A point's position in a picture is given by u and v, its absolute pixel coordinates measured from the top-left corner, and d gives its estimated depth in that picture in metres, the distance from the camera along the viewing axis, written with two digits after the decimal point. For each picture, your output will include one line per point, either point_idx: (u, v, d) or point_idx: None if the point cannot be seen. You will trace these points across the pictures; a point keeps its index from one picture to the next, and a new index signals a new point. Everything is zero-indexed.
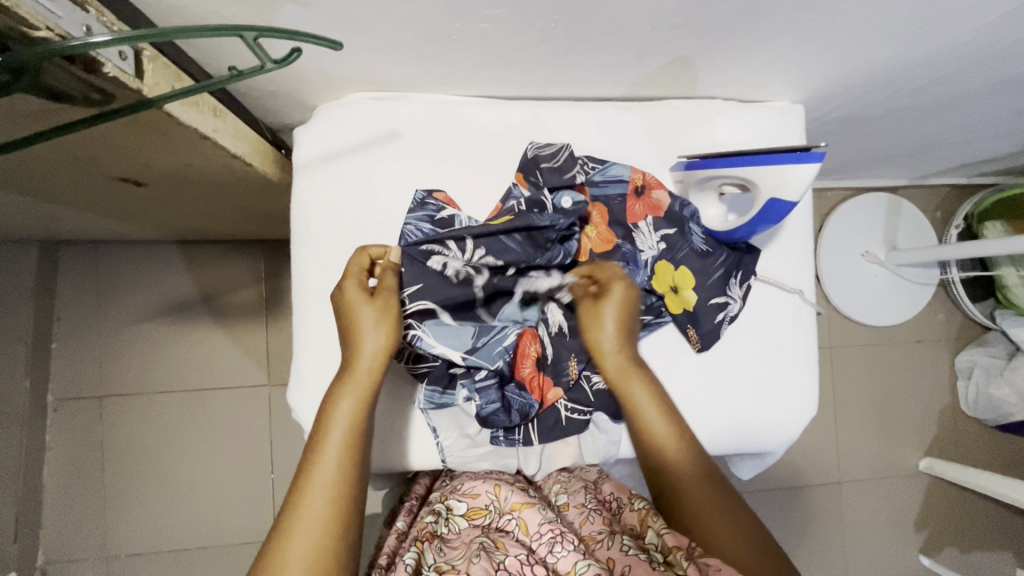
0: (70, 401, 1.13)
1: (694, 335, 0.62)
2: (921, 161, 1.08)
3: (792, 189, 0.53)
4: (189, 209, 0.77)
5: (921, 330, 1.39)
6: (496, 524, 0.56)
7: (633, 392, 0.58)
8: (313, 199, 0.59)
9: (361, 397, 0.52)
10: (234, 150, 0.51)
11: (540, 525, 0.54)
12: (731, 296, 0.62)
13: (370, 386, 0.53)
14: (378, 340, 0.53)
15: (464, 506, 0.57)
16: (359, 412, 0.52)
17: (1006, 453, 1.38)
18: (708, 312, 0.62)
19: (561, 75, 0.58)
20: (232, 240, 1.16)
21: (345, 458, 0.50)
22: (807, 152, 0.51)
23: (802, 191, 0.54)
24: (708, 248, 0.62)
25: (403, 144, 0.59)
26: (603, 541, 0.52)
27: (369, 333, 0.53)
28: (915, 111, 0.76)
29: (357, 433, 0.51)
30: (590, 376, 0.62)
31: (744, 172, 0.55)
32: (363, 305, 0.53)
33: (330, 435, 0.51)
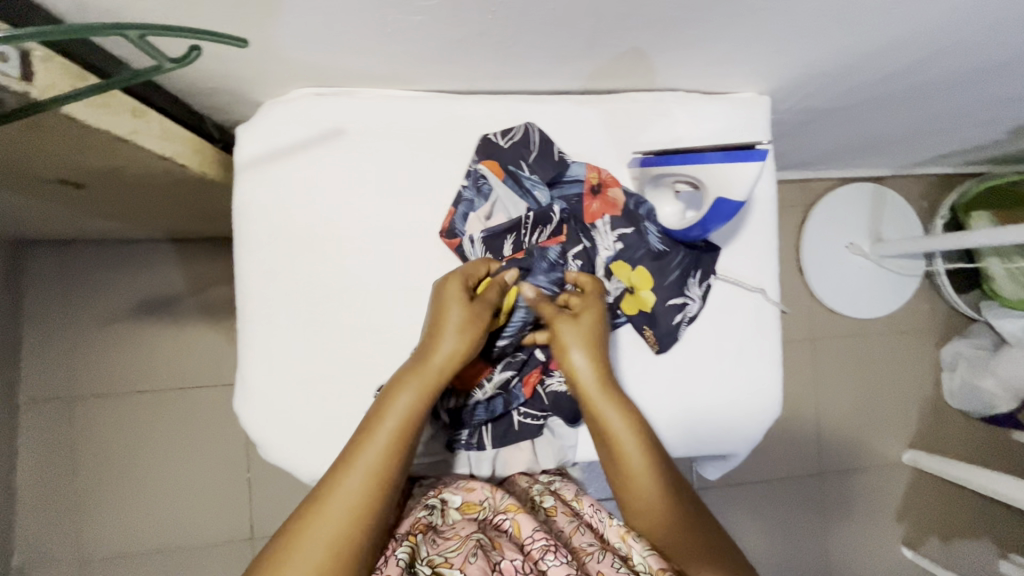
0: (42, 403, 1.11)
1: (651, 335, 0.60)
2: (904, 150, 1.05)
3: (740, 189, 0.51)
4: (143, 209, 0.75)
5: (906, 321, 1.37)
6: (490, 522, 0.55)
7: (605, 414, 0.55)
8: (256, 200, 0.57)
9: (416, 397, 0.51)
10: (162, 152, 0.49)
11: (535, 531, 0.52)
12: (690, 296, 0.60)
13: (428, 384, 0.51)
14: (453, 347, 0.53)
15: (459, 500, 0.56)
16: (414, 413, 0.50)
17: (991, 444, 1.37)
18: (664, 313, 0.60)
19: (513, 68, 0.56)
20: (202, 238, 1.14)
21: (389, 456, 0.48)
22: (753, 151, 0.50)
23: (751, 191, 0.52)
24: (664, 247, 0.60)
25: (348, 141, 0.57)
26: (595, 555, 0.51)
27: (449, 335, 0.53)
28: (889, 100, 0.73)
29: (406, 435, 0.49)
30: (544, 379, 0.61)
31: (692, 171, 0.53)
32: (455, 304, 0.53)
33: (381, 428, 0.49)
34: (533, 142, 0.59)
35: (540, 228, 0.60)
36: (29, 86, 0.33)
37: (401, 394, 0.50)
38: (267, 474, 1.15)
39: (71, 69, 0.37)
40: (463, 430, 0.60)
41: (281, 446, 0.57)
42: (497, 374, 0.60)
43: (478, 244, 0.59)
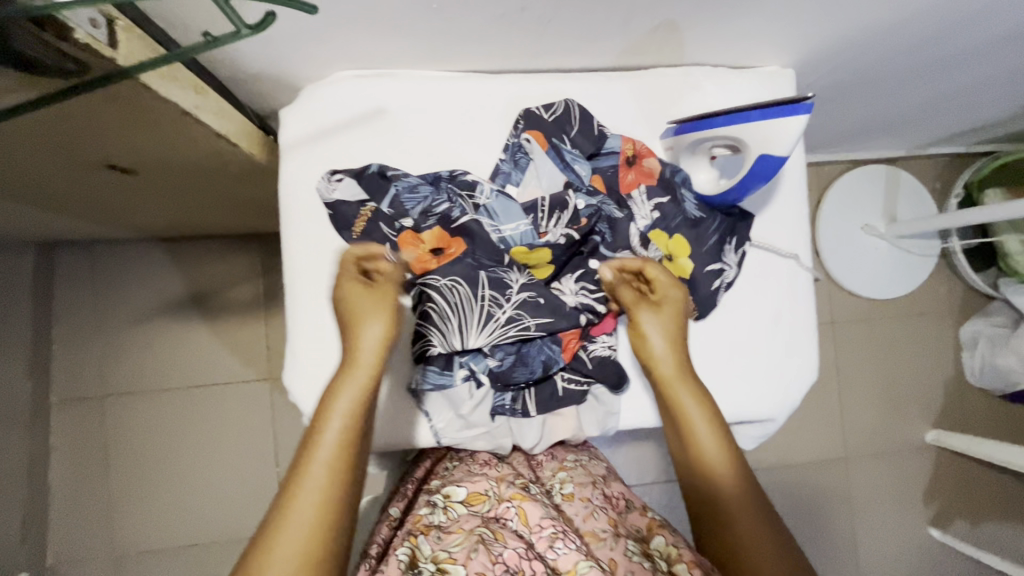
0: (73, 403, 1.13)
1: (691, 302, 0.61)
2: (919, 127, 1.06)
3: (783, 143, 0.52)
4: (181, 201, 0.77)
5: (925, 301, 1.38)
6: (493, 513, 0.54)
7: (679, 394, 0.58)
8: (301, 179, 0.58)
9: (359, 394, 0.52)
10: (218, 128, 0.51)
11: (541, 519, 0.53)
12: (726, 262, 0.61)
13: (371, 380, 0.53)
14: (375, 332, 0.54)
15: (463, 492, 0.56)
16: (357, 409, 0.51)
17: (1015, 424, 1.37)
18: (704, 277, 0.61)
19: (548, 45, 0.57)
20: (228, 237, 1.15)
21: (348, 450, 0.50)
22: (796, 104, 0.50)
23: (793, 144, 0.52)
24: (698, 214, 0.61)
25: (389, 120, 0.58)
26: (606, 543, 0.53)
27: (366, 325, 0.54)
28: (909, 73, 0.75)
29: (358, 434, 0.51)
30: (587, 344, 0.62)
31: (732, 132, 0.54)
32: (359, 294, 0.55)
33: (327, 431, 0.50)
34: (574, 116, 0.60)
35: (558, 211, 0.59)
36: (114, 53, 0.35)
37: (343, 391, 0.51)
38: None
39: (147, 41, 0.38)
40: (507, 397, 0.61)
41: None
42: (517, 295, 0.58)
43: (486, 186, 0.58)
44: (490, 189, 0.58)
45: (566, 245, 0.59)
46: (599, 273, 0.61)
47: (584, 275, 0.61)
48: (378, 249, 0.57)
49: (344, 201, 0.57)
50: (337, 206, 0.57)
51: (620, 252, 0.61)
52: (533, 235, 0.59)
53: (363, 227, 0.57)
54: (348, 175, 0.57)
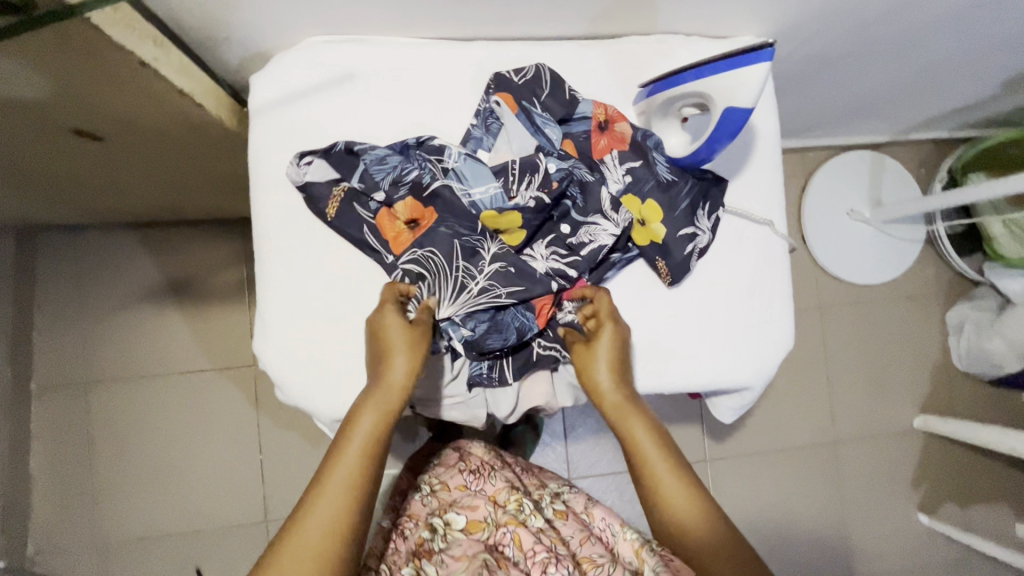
0: (54, 390, 1.12)
1: (664, 267, 0.61)
2: (900, 108, 1.07)
3: (745, 94, 0.52)
4: (157, 176, 0.77)
5: (911, 286, 1.38)
6: (492, 539, 0.63)
7: (634, 426, 0.59)
8: (271, 145, 0.57)
9: (380, 420, 0.53)
10: (180, 86, 0.52)
11: (536, 545, 0.61)
12: (700, 227, 0.61)
13: (395, 406, 0.54)
14: (404, 367, 0.54)
15: (462, 520, 0.64)
16: (378, 433, 0.53)
17: (1003, 408, 1.37)
18: (679, 242, 0.61)
19: (518, 10, 0.57)
20: (212, 222, 1.15)
21: (363, 473, 0.52)
22: (756, 52, 0.50)
23: (757, 96, 0.52)
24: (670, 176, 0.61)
25: (359, 85, 0.58)
26: (602, 566, 0.60)
27: (396, 359, 0.54)
28: (885, 44, 0.75)
29: (375, 458, 0.53)
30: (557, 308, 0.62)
31: (696, 87, 0.54)
32: (394, 325, 0.55)
33: (347, 452, 0.52)
34: (544, 80, 0.60)
35: (528, 175, 0.58)
36: None
37: (365, 415, 0.53)
38: (281, 457, 1.15)
39: None
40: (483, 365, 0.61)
41: (301, 380, 0.57)
42: (488, 266, 0.58)
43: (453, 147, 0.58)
44: (457, 154, 0.58)
45: (536, 208, 0.58)
46: (569, 237, 0.60)
47: (555, 240, 0.60)
48: (355, 230, 0.57)
49: (317, 181, 0.57)
50: (310, 186, 0.57)
51: (592, 216, 0.61)
52: (503, 199, 0.58)
53: (337, 208, 0.57)
54: (317, 156, 0.57)
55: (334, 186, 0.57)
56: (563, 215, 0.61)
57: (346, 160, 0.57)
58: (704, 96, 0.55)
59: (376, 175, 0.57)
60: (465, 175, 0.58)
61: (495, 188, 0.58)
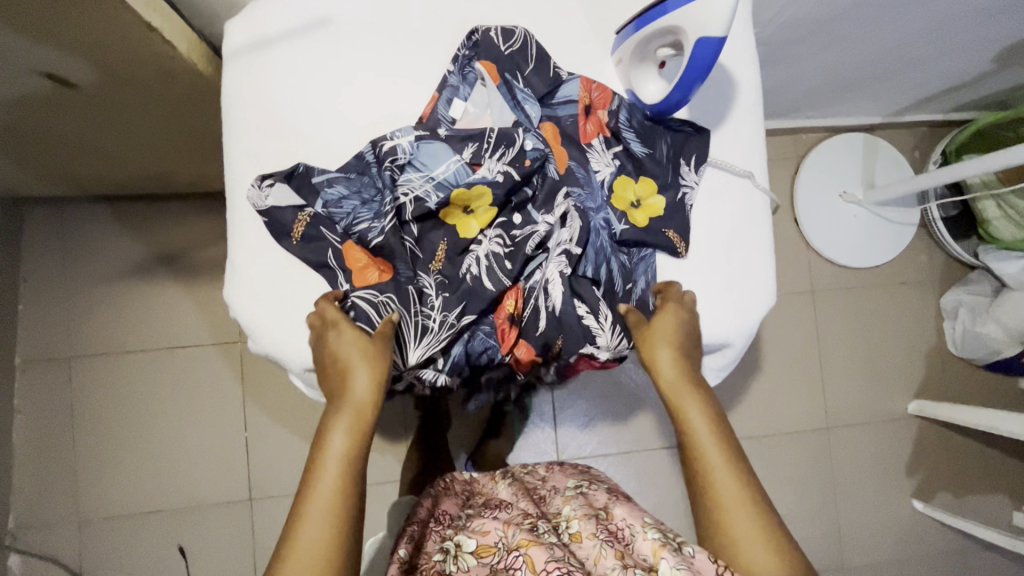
0: (39, 363, 1.11)
1: (679, 237, 0.60)
2: (889, 83, 1.06)
3: (716, 21, 0.49)
4: (138, 136, 0.76)
5: (905, 271, 1.37)
6: (502, 562, 0.59)
7: (684, 402, 0.58)
8: (243, 90, 0.57)
9: (353, 430, 0.52)
10: (147, 19, 0.53)
11: (545, 562, 0.56)
12: (688, 182, 0.61)
13: (365, 414, 0.53)
14: (368, 376, 0.53)
15: (473, 544, 0.62)
16: (353, 445, 0.52)
17: (1000, 394, 1.35)
18: (676, 202, 0.60)
19: None
20: (199, 196, 1.14)
21: (345, 485, 0.50)
22: None
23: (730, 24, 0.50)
24: (643, 133, 0.60)
25: (334, 31, 0.57)
26: None
27: (358, 369, 0.53)
28: (870, 5, 0.74)
29: (353, 469, 0.51)
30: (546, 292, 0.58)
31: (667, 20, 0.52)
32: (350, 341, 0.53)
33: (324, 470, 0.51)
34: (529, 53, 0.59)
35: (504, 146, 0.56)
36: None
37: (335, 430, 0.52)
38: (266, 435, 1.14)
39: None
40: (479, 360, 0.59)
41: (270, 330, 0.56)
42: (464, 263, 0.57)
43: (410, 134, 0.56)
44: (409, 143, 0.56)
45: (504, 183, 0.55)
46: (517, 230, 0.58)
47: (503, 226, 0.58)
48: (320, 256, 0.56)
49: (279, 207, 0.55)
50: (272, 212, 0.55)
51: (546, 212, 0.58)
52: (466, 173, 0.56)
53: (303, 232, 0.56)
54: (279, 180, 0.55)
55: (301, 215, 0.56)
56: (521, 205, 0.58)
57: (304, 184, 0.55)
58: (673, 29, 0.53)
59: (341, 190, 0.56)
60: (426, 163, 0.56)
61: (459, 162, 0.56)
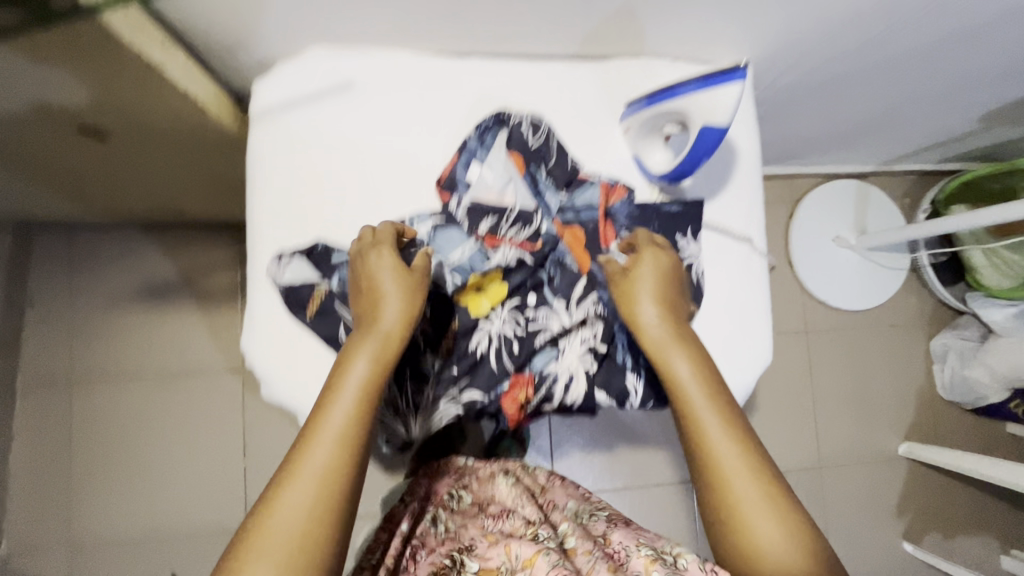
0: (40, 388, 1.12)
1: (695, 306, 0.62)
2: (883, 137, 1.10)
3: (723, 112, 0.53)
4: (158, 173, 0.79)
5: (896, 314, 1.40)
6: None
7: (673, 358, 0.55)
8: (267, 149, 0.59)
9: (375, 359, 0.51)
10: (182, 85, 0.56)
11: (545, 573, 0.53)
12: (688, 256, 0.63)
13: (388, 346, 0.52)
14: (399, 310, 0.53)
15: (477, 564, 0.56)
16: (372, 376, 0.50)
17: (987, 436, 1.38)
18: (684, 277, 0.63)
19: (514, 30, 0.59)
20: (207, 225, 1.16)
21: (358, 415, 0.48)
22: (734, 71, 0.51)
23: (733, 114, 0.54)
24: (639, 218, 0.63)
25: (357, 95, 0.60)
26: None
27: (391, 300, 0.53)
28: (863, 74, 0.78)
29: (369, 395, 0.49)
30: (556, 377, 0.59)
31: (678, 104, 0.55)
32: (384, 268, 0.54)
33: (340, 394, 0.48)
34: (553, 148, 0.63)
35: (520, 225, 0.61)
36: None
37: (356, 358, 0.50)
38: (264, 463, 1.15)
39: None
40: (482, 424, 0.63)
41: (285, 382, 0.57)
42: (476, 340, 0.59)
43: (427, 220, 0.59)
44: (427, 231, 0.59)
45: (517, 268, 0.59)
46: (530, 311, 0.60)
47: (516, 307, 0.60)
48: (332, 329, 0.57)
49: (295, 280, 0.57)
50: (290, 286, 0.57)
51: (562, 297, 0.60)
52: (481, 258, 0.59)
53: (318, 306, 0.57)
54: (298, 255, 0.57)
55: (318, 291, 0.57)
56: (537, 286, 0.61)
57: (324, 260, 0.57)
58: (681, 112, 0.56)
59: None
60: (441, 250, 0.59)
61: (469, 251, 0.59)
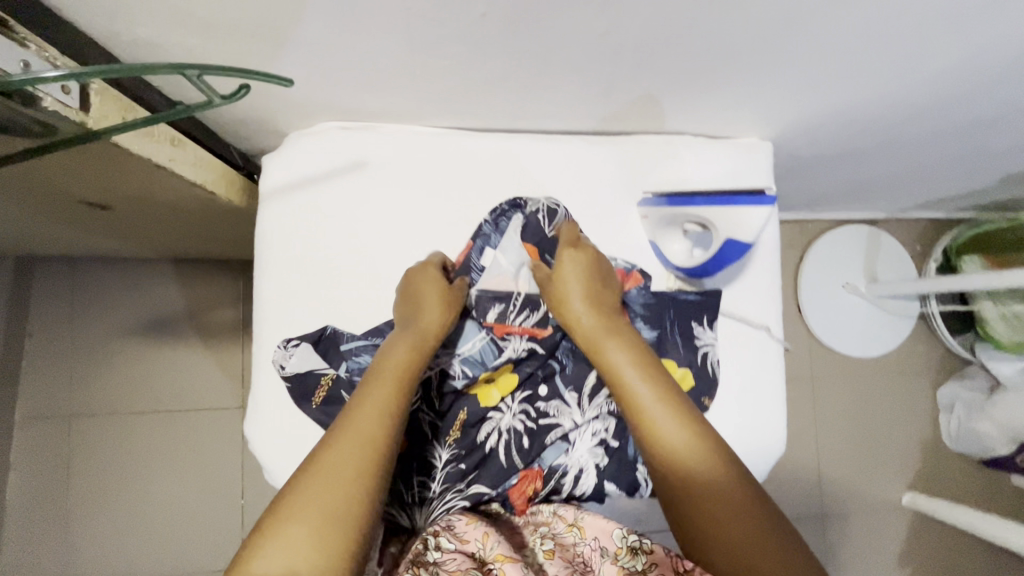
0: (38, 420, 1.10)
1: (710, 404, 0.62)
2: (899, 192, 1.09)
3: (749, 229, 0.58)
4: (163, 227, 0.77)
5: (903, 362, 1.39)
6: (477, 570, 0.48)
7: (607, 350, 0.54)
8: (278, 228, 0.58)
9: (413, 353, 0.53)
10: (194, 179, 0.55)
11: None
12: (705, 341, 0.62)
13: (426, 342, 0.55)
14: (439, 313, 0.56)
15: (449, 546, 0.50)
16: (411, 365, 0.53)
17: (990, 488, 1.37)
18: (698, 368, 0.62)
19: (531, 110, 0.59)
20: (212, 260, 1.15)
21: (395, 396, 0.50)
22: (764, 197, 0.57)
23: (756, 234, 0.58)
24: (653, 308, 0.62)
25: (371, 174, 0.59)
26: None
27: (430, 302, 0.56)
28: (884, 149, 0.77)
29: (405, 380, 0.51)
30: (565, 471, 0.60)
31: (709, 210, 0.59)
32: (424, 274, 0.58)
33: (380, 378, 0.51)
34: None
35: (529, 312, 0.61)
36: (84, 116, 0.38)
37: (396, 350, 0.53)
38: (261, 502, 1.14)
39: (122, 103, 0.41)
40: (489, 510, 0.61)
41: (287, 466, 0.57)
42: (487, 430, 0.59)
43: None
44: None
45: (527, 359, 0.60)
46: (541, 403, 0.60)
47: (526, 398, 0.60)
48: None
49: (302, 368, 0.57)
50: (297, 374, 0.57)
51: (573, 388, 0.60)
52: (490, 351, 0.60)
53: (324, 395, 0.57)
54: (306, 342, 0.58)
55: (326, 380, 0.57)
56: (547, 377, 0.61)
57: (333, 350, 0.58)
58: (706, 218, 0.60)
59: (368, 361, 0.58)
60: (451, 339, 0.60)
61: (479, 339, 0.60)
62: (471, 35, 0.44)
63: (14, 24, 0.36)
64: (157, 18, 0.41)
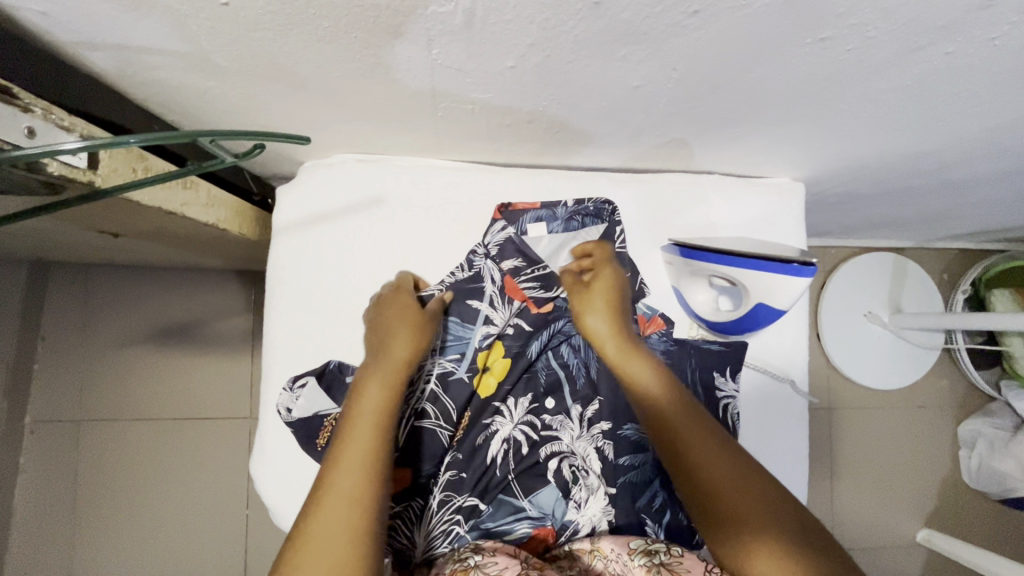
0: (49, 424, 1.09)
1: None
2: (929, 226, 1.05)
3: (782, 298, 0.55)
4: (175, 245, 0.76)
5: (924, 395, 1.35)
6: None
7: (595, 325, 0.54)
8: (292, 262, 0.58)
9: (387, 388, 0.49)
10: (205, 218, 0.57)
11: None
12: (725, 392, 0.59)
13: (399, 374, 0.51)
14: (407, 342, 0.53)
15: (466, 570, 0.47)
16: (385, 401, 0.48)
17: (1008, 527, 1.33)
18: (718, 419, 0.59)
19: (554, 148, 0.57)
20: (223, 269, 1.14)
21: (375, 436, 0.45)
22: (804, 268, 0.54)
23: (790, 301, 0.56)
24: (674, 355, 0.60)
25: (387, 210, 0.58)
26: None
27: (399, 336, 0.53)
28: (918, 190, 0.74)
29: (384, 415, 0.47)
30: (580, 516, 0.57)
31: (743, 273, 0.56)
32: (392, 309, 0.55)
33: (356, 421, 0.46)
34: None
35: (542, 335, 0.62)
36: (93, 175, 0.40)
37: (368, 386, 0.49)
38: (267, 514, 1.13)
39: (129, 158, 0.44)
40: None
41: (293, 507, 0.56)
42: (496, 452, 0.59)
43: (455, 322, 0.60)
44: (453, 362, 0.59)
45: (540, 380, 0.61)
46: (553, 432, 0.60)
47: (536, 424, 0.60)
48: None
49: (308, 409, 0.56)
50: (304, 417, 0.56)
51: (579, 403, 0.61)
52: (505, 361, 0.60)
53: (327, 439, 0.55)
54: (312, 380, 0.57)
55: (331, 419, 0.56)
56: (556, 390, 0.61)
57: (338, 383, 0.57)
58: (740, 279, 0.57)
59: None
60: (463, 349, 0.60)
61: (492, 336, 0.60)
62: (496, 83, 0.42)
63: (16, 89, 0.35)
64: (173, 63, 0.40)
